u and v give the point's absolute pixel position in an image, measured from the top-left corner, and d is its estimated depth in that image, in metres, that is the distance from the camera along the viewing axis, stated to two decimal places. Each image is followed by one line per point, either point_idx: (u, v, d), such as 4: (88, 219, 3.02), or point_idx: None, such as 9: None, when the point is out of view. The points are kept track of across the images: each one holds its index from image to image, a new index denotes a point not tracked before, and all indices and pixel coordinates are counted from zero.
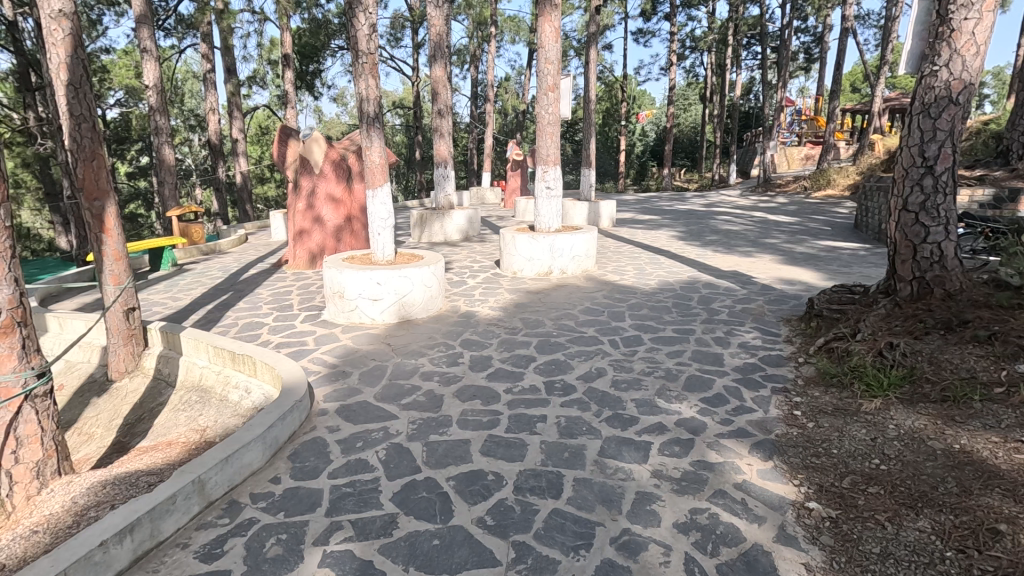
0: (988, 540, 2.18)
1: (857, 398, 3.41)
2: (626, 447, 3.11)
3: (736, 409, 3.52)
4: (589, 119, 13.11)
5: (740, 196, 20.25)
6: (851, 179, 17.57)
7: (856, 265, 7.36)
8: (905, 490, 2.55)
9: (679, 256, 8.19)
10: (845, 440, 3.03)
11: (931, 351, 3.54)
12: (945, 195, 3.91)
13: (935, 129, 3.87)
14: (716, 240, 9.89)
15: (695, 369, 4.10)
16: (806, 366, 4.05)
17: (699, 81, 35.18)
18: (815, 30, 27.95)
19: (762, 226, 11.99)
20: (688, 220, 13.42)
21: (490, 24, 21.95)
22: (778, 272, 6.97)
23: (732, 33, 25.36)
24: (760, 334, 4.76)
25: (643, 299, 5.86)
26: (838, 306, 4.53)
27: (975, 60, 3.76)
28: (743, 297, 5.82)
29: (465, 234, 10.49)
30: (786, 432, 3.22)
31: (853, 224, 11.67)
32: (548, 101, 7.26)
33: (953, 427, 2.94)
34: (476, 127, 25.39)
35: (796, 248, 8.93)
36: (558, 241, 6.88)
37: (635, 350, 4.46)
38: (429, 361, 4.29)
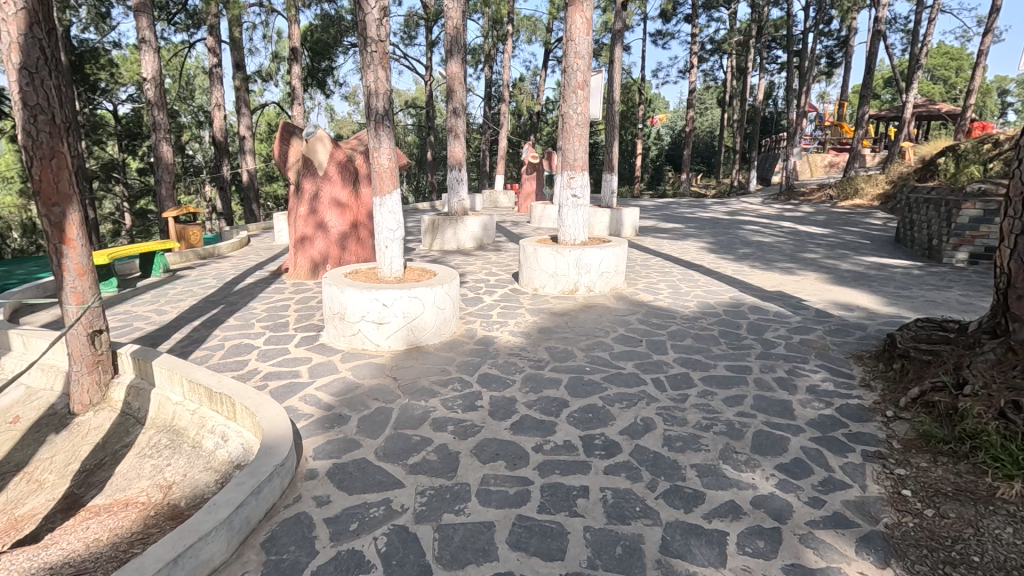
0: None
1: (985, 479, 2.70)
2: (695, 539, 2.41)
3: (825, 484, 2.80)
4: (612, 120, 12.41)
5: (762, 204, 19.42)
6: (880, 188, 16.70)
7: (916, 287, 6.59)
8: None
9: (714, 272, 7.49)
10: (986, 544, 2.34)
11: None
12: None
13: None
14: (750, 253, 9.13)
15: (762, 424, 3.38)
16: (898, 423, 3.33)
17: (718, 84, 34.37)
18: (839, 33, 27.05)
19: (795, 237, 11.20)
20: (715, 229, 12.67)
21: (505, 22, 21.32)
22: (829, 294, 6.25)
23: (755, 35, 24.57)
24: (830, 376, 4.04)
25: (684, 326, 5.17)
26: (926, 347, 3.80)
27: None
28: (799, 326, 5.10)
29: (479, 242, 9.84)
30: (900, 522, 2.50)
31: (893, 237, 10.85)
32: (577, 99, 6.58)
33: None
34: (490, 128, 24.77)
35: (841, 265, 8.17)
36: (586, 255, 6.19)
37: (686, 395, 3.76)
38: (442, 404, 3.61)
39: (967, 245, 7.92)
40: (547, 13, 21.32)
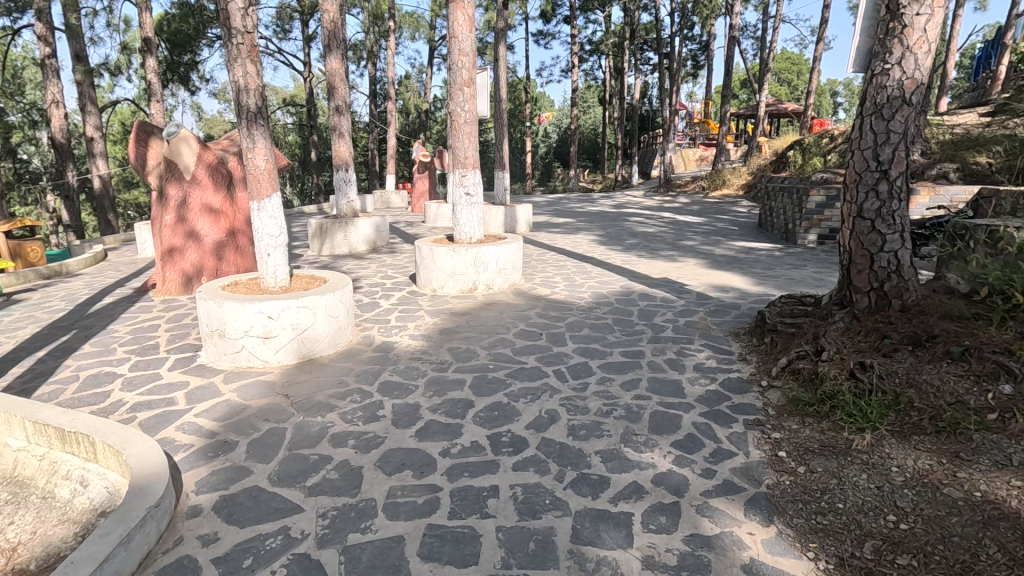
0: None
1: (842, 433, 3.05)
2: (603, 524, 2.48)
3: (715, 455, 3.01)
4: (502, 117, 12.51)
5: (644, 197, 20.68)
6: (744, 179, 18.44)
7: (777, 267, 7.34)
8: (941, 559, 2.15)
9: (604, 263, 7.84)
10: (847, 490, 2.63)
11: (907, 371, 3.22)
12: (901, 201, 3.66)
13: (888, 131, 3.58)
14: (636, 244, 9.66)
15: (657, 405, 3.57)
16: (772, 391, 3.67)
17: (598, 83, 36.07)
18: (701, 38, 29.47)
19: (675, 227, 12.03)
20: (604, 222, 13.26)
21: (386, 18, 20.78)
22: (708, 278, 6.78)
23: (629, 37, 26.04)
24: (712, 354, 4.37)
25: (582, 317, 5.35)
26: (791, 320, 4.25)
27: (927, 58, 3.50)
28: (683, 309, 5.48)
29: (372, 244, 9.51)
30: (778, 482, 2.76)
31: (756, 223, 12.02)
32: (463, 97, 6.53)
33: (962, 468, 2.61)
34: (377, 127, 24.01)
35: (715, 250, 8.89)
36: (483, 252, 6.20)
37: (586, 384, 3.88)
38: (340, 418, 3.42)
39: (815, 227, 8.97)
40: (429, 10, 21.08)
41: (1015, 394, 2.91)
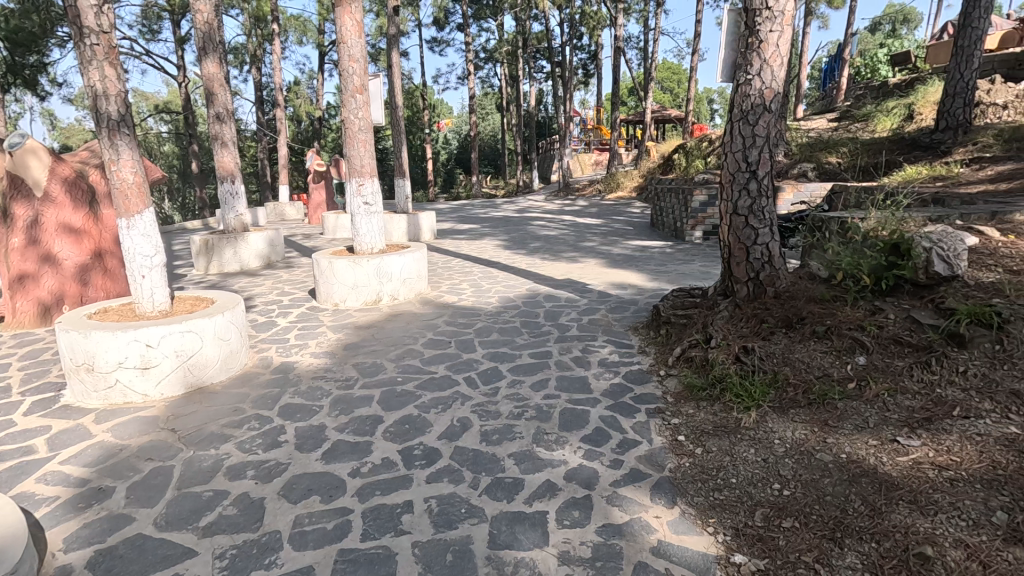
0: (921, 569, 2.03)
1: (732, 413, 3.30)
2: (520, 526, 2.51)
3: (622, 445, 3.15)
4: (399, 125, 12.30)
5: (545, 201, 21.25)
6: (636, 181, 19.53)
7: (669, 262, 7.85)
8: (819, 519, 2.38)
9: (510, 267, 7.95)
10: (738, 466, 2.86)
11: (782, 351, 3.56)
12: (768, 199, 4.05)
13: (754, 136, 3.94)
14: (540, 247, 9.90)
15: (566, 402, 3.67)
16: (670, 379, 3.91)
17: (495, 91, 36.61)
18: (589, 47, 30.88)
19: (575, 229, 12.48)
20: (507, 227, 13.46)
21: (269, 20, 19.71)
22: (608, 276, 7.09)
23: (522, 45, 26.69)
24: (615, 348, 4.57)
25: (489, 321, 5.39)
26: (683, 311, 4.56)
27: (781, 70, 3.89)
28: (586, 307, 5.69)
29: (266, 260, 8.95)
30: (679, 465, 2.94)
31: (649, 223, 12.78)
32: (356, 104, 6.34)
33: (831, 433, 2.89)
34: (265, 135, 22.68)
35: (613, 250, 9.33)
36: (386, 262, 6.04)
37: (497, 388, 3.91)
38: (237, 448, 3.17)
39: (701, 224, 9.71)
40: (316, 14, 20.29)
41: (868, 363, 3.28)
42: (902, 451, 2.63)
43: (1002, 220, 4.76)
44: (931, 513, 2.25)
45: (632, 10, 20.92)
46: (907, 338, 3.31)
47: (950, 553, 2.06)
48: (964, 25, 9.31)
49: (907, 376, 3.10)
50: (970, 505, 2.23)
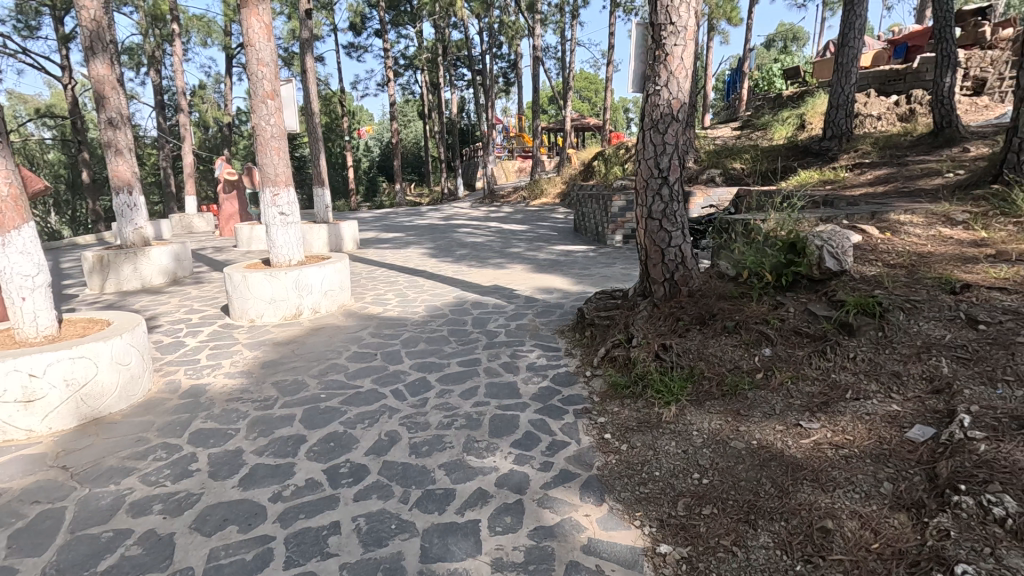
0: (824, 542, 2.20)
1: (654, 409, 3.44)
2: (452, 537, 2.48)
3: (551, 448, 3.19)
4: (316, 132, 11.89)
5: (471, 208, 21.24)
6: (559, 188, 19.97)
7: (592, 266, 8.08)
8: (734, 503, 2.53)
9: (436, 276, 7.87)
10: (661, 459, 2.98)
11: (697, 347, 3.76)
12: (679, 203, 4.27)
13: (665, 143, 4.15)
14: (466, 254, 9.87)
15: (495, 409, 3.68)
16: (595, 379, 4.03)
17: (416, 98, 36.25)
18: (509, 56, 31.32)
19: (501, 235, 12.56)
20: (433, 235, 13.32)
21: (167, 19, 18.41)
22: (534, 281, 7.20)
23: (442, 53, 26.63)
24: (542, 352, 4.63)
25: (417, 331, 5.30)
26: (605, 313, 4.71)
27: (685, 82, 4.12)
28: (514, 313, 5.74)
29: (172, 275, 8.33)
30: (606, 462, 3.02)
31: (572, 228, 13.10)
32: (267, 110, 6.05)
33: (743, 422, 3.08)
34: (168, 141, 21.13)
35: (539, 255, 9.48)
36: (305, 275, 5.80)
37: (426, 399, 3.85)
38: (141, 482, 2.92)
39: (620, 229, 10.07)
40: (222, 15, 19.22)
41: (773, 354, 3.52)
42: (805, 434, 2.84)
43: (881, 219, 5.31)
44: (830, 489, 2.44)
45: (549, 21, 21.44)
46: (805, 330, 3.58)
47: (848, 525, 2.25)
48: (843, 44, 10.30)
49: (806, 364, 3.35)
50: (863, 478, 2.44)
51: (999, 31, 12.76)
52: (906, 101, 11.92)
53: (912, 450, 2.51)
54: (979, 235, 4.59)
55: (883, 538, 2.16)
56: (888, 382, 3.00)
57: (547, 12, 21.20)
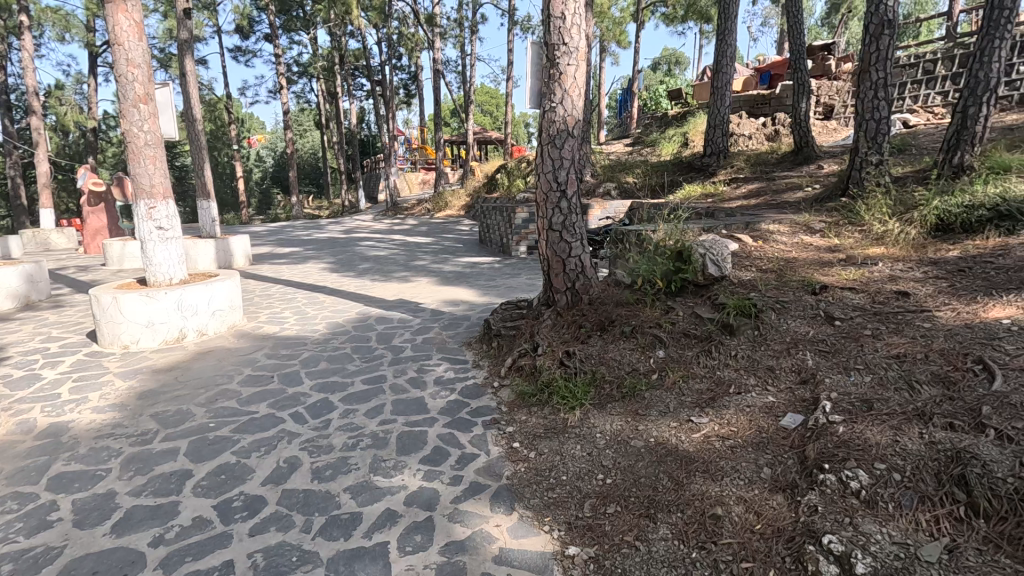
0: (715, 528, 2.38)
1: (559, 414, 3.54)
2: (360, 562, 2.38)
3: (460, 461, 3.18)
4: (200, 140, 11.03)
5: (373, 221, 20.68)
6: (463, 200, 20.01)
7: (497, 277, 8.18)
8: (636, 499, 2.66)
9: (338, 291, 7.57)
10: (567, 463, 3.07)
11: (598, 352, 3.93)
12: (577, 215, 4.46)
13: (562, 158, 4.31)
14: (369, 268, 9.59)
15: (403, 426, 3.59)
16: (503, 389, 4.06)
17: (311, 107, 34.84)
18: (409, 68, 31.09)
19: (405, 248, 12.35)
20: (333, 249, 12.82)
21: (14, 9, 16.24)
22: (440, 294, 7.15)
23: (339, 61, 25.83)
24: (450, 365, 4.60)
25: (318, 350, 5.06)
26: (511, 323, 4.79)
27: (579, 100, 4.31)
28: (420, 327, 5.66)
29: (23, 300, 7.29)
30: (515, 471, 3.06)
31: (477, 240, 13.18)
32: (139, 115, 5.52)
33: (641, 421, 3.25)
34: (17, 147, 18.54)
35: (444, 267, 9.44)
36: (189, 294, 5.34)
37: (328, 421, 3.68)
38: None
39: (524, 240, 10.30)
40: (83, 8, 17.29)
41: (666, 355, 3.76)
42: (695, 429, 3.05)
43: (753, 229, 5.88)
44: (719, 478, 2.64)
45: (448, 35, 21.54)
46: (693, 331, 3.86)
47: (735, 510, 2.44)
48: (717, 70, 11.32)
49: (696, 363, 3.60)
50: (747, 466, 2.67)
51: (841, 64, 14.68)
52: (771, 123, 13.32)
53: (786, 436, 2.79)
54: (832, 242, 5.22)
55: (764, 518, 2.37)
56: (764, 376, 3.32)
57: (446, 26, 21.30)
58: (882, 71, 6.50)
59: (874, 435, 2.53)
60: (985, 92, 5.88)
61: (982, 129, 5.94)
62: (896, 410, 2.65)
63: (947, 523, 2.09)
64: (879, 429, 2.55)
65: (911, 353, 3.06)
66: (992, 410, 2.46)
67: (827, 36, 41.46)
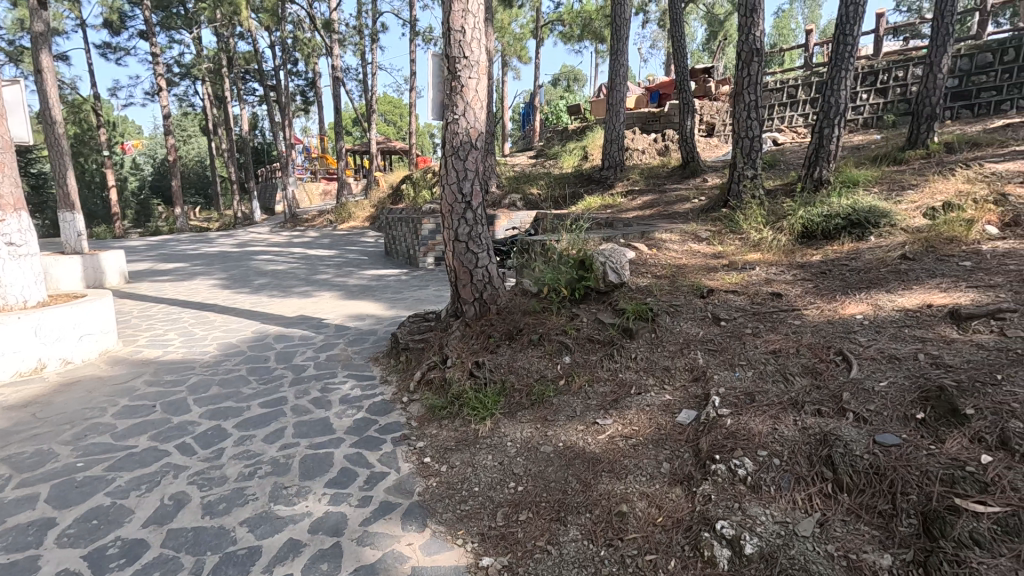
0: (621, 525, 2.48)
1: (470, 425, 3.53)
2: None
3: (369, 481, 3.06)
4: (61, 144, 9.83)
5: (270, 233, 19.53)
6: (367, 211, 19.47)
7: (405, 289, 8.03)
8: (547, 504, 2.72)
9: (231, 309, 7.05)
10: (479, 474, 3.07)
11: (507, 361, 3.98)
12: (483, 226, 4.50)
13: (466, 170, 4.34)
14: (266, 283, 9.02)
15: (306, 449, 3.40)
16: (413, 404, 3.98)
17: (197, 111, 32.33)
18: (306, 74, 29.86)
19: (306, 262, 11.76)
20: (225, 263, 11.91)
21: None
22: (344, 309, 6.89)
23: (228, 64, 24.23)
24: (356, 383, 4.44)
25: (208, 374, 4.68)
26: (419, 336, 4.71)
27: (481, 112, 4.37)
28: (323, 344, 5.40)
29: None
30: (426, 486, 3.00)
31: (384, 251, 12.87)
32: None
33: (550, 427, 3.33)
34: None
35: (349, 281, 9.11)
36: (49, 319, 4.73)
37: (221, 450, 3.40)
38: None
39: (432, 251, 10.20)
40: None
41: (572, 361, 3.88)
42: (600, 430, 3.17)
43: (649, 237, 6.25)
44: (623, 477, 2.76)
45: (347, 42, 20.97)
46: (597, 336, 4.02)
47: (638, 505, 2.56)
48: (612, 87, 11.96)
49: (600, 367, 3.75)
50: (648, 462, 2.82)
51: (719, 87, 16.08)
52: (661, 139, 14.28)
53: (682, 431, 2.97)
54: (717, 249, 5.68)
55: (665, 511, 2.50)
56: (661, 375, 3.53)
57: (345, 33, 20.73)
58: (753, 94, 7.18)
59: (757, 425, 2.77)
60: (836, 115, 6.67)
61: (835, 148, 6.75)
62: (774, 401, 2.93)
63: (818, 499, 2.34)
64: (761, 419, 2.81)
65: (785, 348, 3.40)
66: (851, 395, 2.78)
67: (707, 60, 45.29)
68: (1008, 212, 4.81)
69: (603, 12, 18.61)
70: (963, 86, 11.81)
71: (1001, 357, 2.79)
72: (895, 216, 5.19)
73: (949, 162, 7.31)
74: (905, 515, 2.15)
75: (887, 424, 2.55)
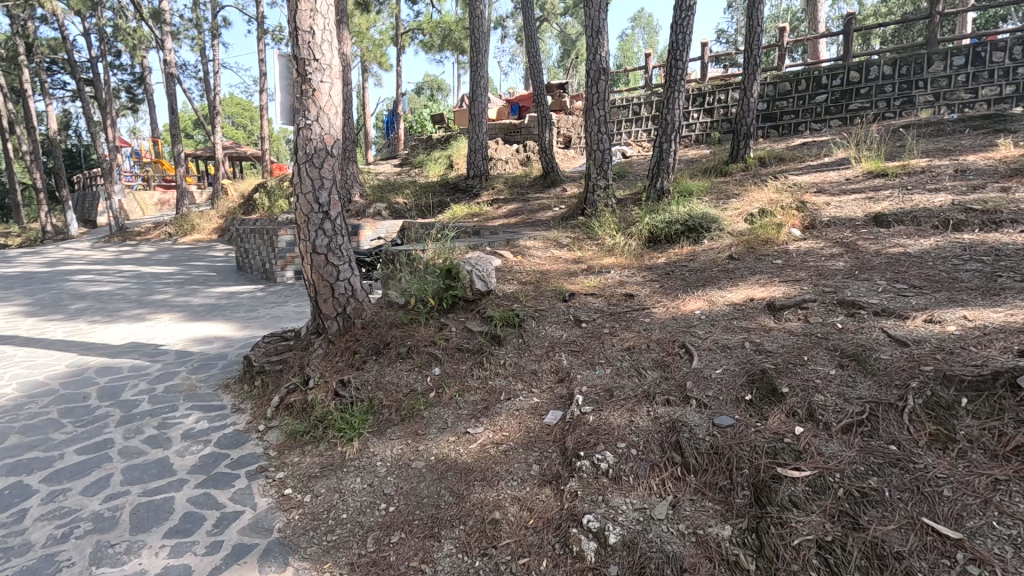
0: (494, 533, 2.49)
1: (336, 448, 3.32)
2: None
3: (219, 523, 2.74)
4: None
5: (91, 248, 16.86)
6: (214, 223, 17.62)
7: (260, 307, 7.40)
8: (420, 521, 2.64)
9: (38, 340, 5.95)
10: (348, 498, 2.90)
11: (375, 377, 3.82)
12: (342, 237, 4.27)
13: (322, 178, 4.09)
14: (86, 307, 7.78)
15: (138, 496, 2.96)
16: (271, 432, 3.65)
17: None
18: (133, 69, 26.45)
19: (139, 281, 10.33)
20: (29, 286, 10.04)
21: None
22: (187, 332, 6.15)
23: (26, 52, 20.57)
24: (202, 414, 3.96)
25: (6, 421, 3.89)
26: (276, 358, 4.35)
27: (336, 118, 4.16)
28: (160, 373, 4.77)
29: None
30: (287, 521, 2.77)
31: (234, 267, 11.72)
32: None
33: (421, 441, 3.24)
34: None
35: (193, 300, 8.16)
36: None
37: (23, 512, 2.83)
38: None
39: (291, 264, 9.50)
40: None
41: (442, 372, 3.83)
42: (472, 439, 3.16)
43: (513, 245, 6.40)
44: (495, 484, 2.77)
45: (182, 36, 18.91)
46: (466, 345, 4.02)
47: (510, 510, 2.59)
48: (473, 98, 12.13)
49: (470, 376, 3.75)
50: (519, 466, 2.86)
51: (574, 101, 17.10)
52: (523, 149, 14.80)
53: (550, 431, 3.07)
54: (576, 254, 6.00)
55: (536, 512, 2.56)
56: (529, 379, 3.63)
57: (179, 26, 18.70)
58: (602, 110, 7.71)
59: (615, 419, 2.96)
60: (672, 132, 7.40)
61: (672, 161, 7.50)
62: (630, 395, 3.15)
63: (669, 483, 2.54)
64: (619, 413, 3.00)
65: (638, 345, 3.67)
66: (692, 383, 3.08)
67: (562, 76, 48.08)
68: (807, 217, 5.70)
69: (462, 24, 18.87)
70: (770, 109, 13.81)
71: (806, 340, 3.28)
72: (722, 222, 5.89)
73: (762, 174, 8.49)
74: (740, 487, 2.41)
75: (723, 407, 2.86)
